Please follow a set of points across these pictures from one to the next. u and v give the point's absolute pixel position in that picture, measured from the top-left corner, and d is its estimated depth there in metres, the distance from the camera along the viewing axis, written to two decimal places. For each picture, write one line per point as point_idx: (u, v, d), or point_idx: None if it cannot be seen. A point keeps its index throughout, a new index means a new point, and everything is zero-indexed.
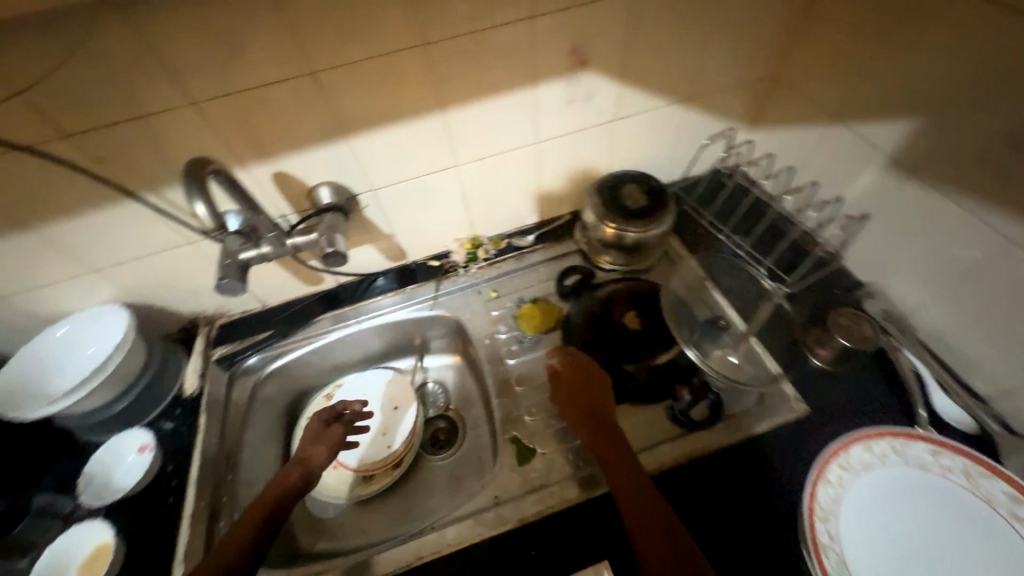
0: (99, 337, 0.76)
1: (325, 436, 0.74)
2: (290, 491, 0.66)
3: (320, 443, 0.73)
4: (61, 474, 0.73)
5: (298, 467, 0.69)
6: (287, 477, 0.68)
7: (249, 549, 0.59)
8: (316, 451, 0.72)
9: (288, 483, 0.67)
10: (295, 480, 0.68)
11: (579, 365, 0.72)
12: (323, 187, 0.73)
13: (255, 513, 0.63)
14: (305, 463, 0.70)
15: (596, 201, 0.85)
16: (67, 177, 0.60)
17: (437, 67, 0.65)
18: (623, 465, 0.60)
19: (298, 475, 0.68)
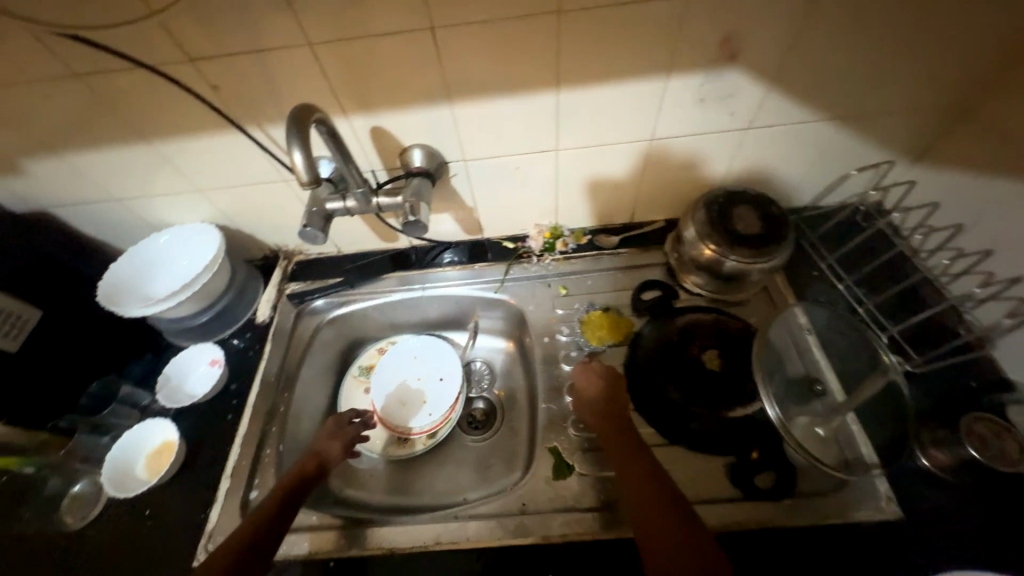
0: (191, 252, 0.81)
1: (342, 432, 0.73)
2: (310, 480, 0.65)
3: (333, 439, 0.72)
4: (145, 367, 0.81)
5: (314, 456, 0.68)
6: (303, 467, 0.66)
7: (266, 532, 0.57)
8: (328, 445, 0.71)
9: (305, 470, 0.65)
10: (312, 468, 0.66)
11: (607, 376, 0.70)
12: (417, 150, 0.70)
13: (272, 499, 0.60)
14: (322, 453, 0.69)
15: (700, 216, 0.76)
16: (185, 100, 0.62)
17: (563, 39, 0.57)
18: (640, 472, 0.58)
19: (314, 463, 0.67)
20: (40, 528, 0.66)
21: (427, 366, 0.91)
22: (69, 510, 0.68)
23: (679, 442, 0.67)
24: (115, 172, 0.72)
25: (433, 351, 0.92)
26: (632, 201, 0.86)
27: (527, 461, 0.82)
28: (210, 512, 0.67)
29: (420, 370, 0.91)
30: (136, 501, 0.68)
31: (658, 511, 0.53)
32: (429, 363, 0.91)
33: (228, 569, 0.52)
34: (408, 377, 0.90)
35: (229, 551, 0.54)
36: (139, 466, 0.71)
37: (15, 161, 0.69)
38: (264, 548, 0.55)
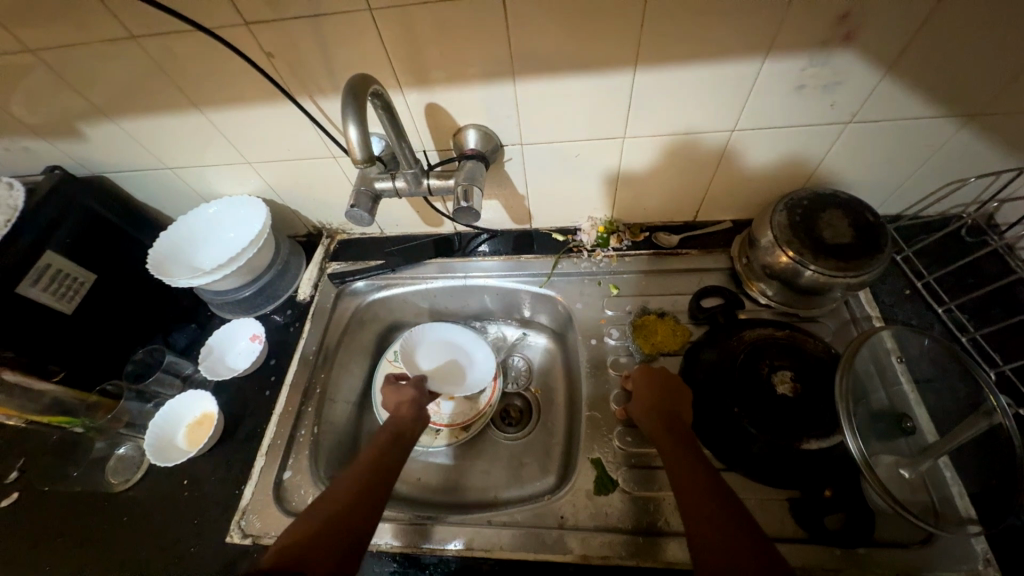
0: (238, 224, 0.80)
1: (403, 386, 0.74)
2: (407, 432, 0.65)
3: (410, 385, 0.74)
4: (189, 337, 0.82)
5: (410, 413, 0.69)
6: (400, 419, 0.67)
7: (376, 475, 0.57)
8: (410, 394, 0.72)
9: (402, 425, 0.66)
10: (409, 424, 0.67)
11: (659, 378, 0.65)
12: (471, 130, 0.65)
13: (382, 441, 0.63)
14: (414, 410, 0.69)
15: (779, 218, 0.68)
16: (239, 67, 0.59)
17: (653, 12, 0.50)
18: (699, 484, 0.53)
19: (411, 421, 0.67)
20: (87, 486, 0.69)
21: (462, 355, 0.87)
22: (115, 471, 0.70)
23: (735, 467, 0.62)
24: (170, 140, 0.72)
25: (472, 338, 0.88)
26: (699, 197, 0.78)
27: (561, 464, 0.78)
28: (243, 489, 0.67)
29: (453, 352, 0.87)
30: (175, 470, 0.69)
31: (727, 535, 0.47)
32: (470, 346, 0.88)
33: (360, 496, 0.54)
34: (441, 354, 0.87)
35: (358, 480, 0.56)
36: (180, 436, 0.72)
37: (75, 125, 0.69)
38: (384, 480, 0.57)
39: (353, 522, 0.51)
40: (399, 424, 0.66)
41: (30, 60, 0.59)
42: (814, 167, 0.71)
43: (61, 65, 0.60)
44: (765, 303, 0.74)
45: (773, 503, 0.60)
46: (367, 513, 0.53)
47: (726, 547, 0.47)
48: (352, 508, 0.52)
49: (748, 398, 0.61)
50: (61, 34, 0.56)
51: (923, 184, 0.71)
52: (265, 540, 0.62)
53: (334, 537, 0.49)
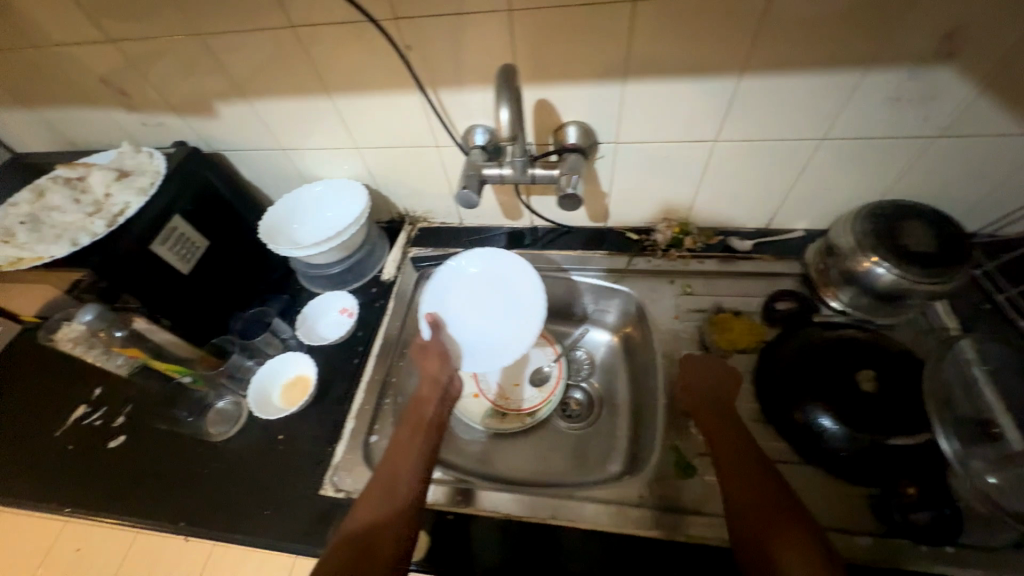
0: (336, 203, 0.86)
1: (429, 353, 0.75)
2: (436, 409, 0.69)
3: (430, 356, 0.75)
4: (283, 304, 0.86)
5: (432, 397, 0.70)
6: (423, 395, 0.70)
7: (403, 475, 0.59)
8: (436, 367, 0.74)
9: (426, 412, 0.68)
10: (431, 411, 0.69)
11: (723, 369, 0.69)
12: (572, 127, 0.70)
13: (412, 422, 0.67)
14: (435, 397, 0.70)
15: (859, 226, 0.71)
16: (376, 57, 0.65)
17: (766, 23, 0.55)
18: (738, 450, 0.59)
19: (433, 410, 0.69)
20: (189, 433, 0.73)
21: (500, 304, 0.82)
22: (212, 422, 0.75)
23: (814, 462, 0.65)
24: (291, 123, 0.79)
25: (512, 280, 0.82)
26: (775, 205, 0.82)
27: (626, 457, 0.81)
28: (334, 448, 0.70)
29: (489, 298, 0.83)
30: (270, 425, 0.73)
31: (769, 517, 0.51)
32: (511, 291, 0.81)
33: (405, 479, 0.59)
34: (486, 297, 0.83)
35: (399, 463, 0.61)
36: (276, 394, 0.76)
37: (212, 105, 0.77)
38: (423, 459, 0.62)
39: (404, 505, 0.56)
40: (423, 404, 0.69)
41: (194, 42, 0.67)
42: (896, 179, 0.73)
43: (220, 47, 0.67)
44: (836, 307, 0.77)
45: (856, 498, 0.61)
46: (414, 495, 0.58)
47: (767, 527, 0.50)
48: (400, 489, 0.58)
49: (829, 394, 0.63)
50: (230, 20, 0.63)
51: (1004, 203, 0.73)
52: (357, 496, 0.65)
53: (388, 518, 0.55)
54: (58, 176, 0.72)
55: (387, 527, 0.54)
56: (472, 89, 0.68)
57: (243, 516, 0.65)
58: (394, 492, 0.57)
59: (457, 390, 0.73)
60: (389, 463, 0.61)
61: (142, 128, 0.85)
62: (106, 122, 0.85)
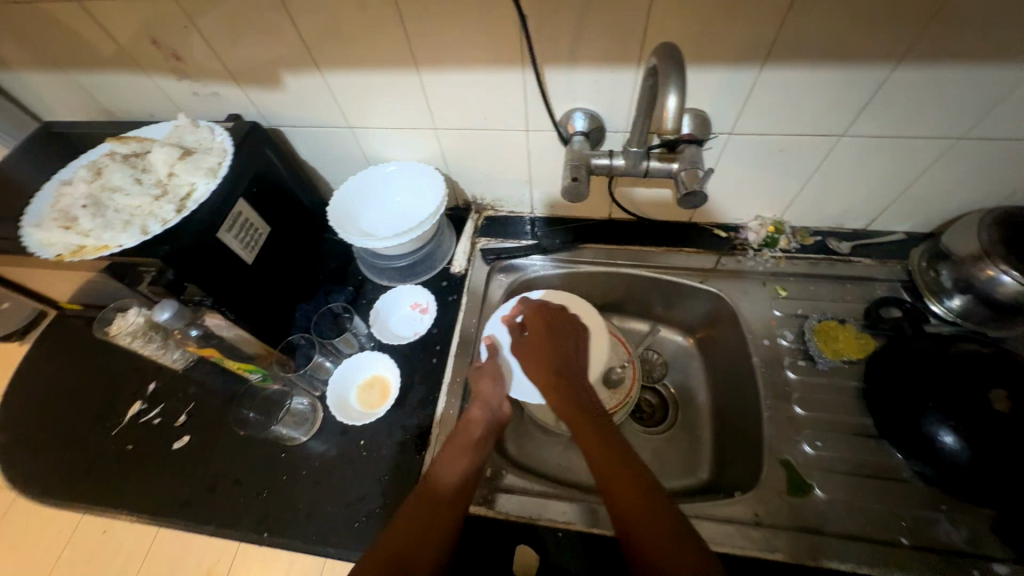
0: (408, 190, 0.80)
1: (488, 373, 0.68)
2: (485, 433, 0.63)
3: (483, 376, 0.68)
4: (349, 296, 0.80)
5: (481, 420, 0.64)
6: (473, 415, 0.64)
7: (442, 500, 0.56)
8: (489, 386, 0.67)
9: (472, 435, 0.62)
10: (479, 434, 0.63)
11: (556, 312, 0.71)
12: (687, 116, 0.63)
13: (460, 441, 0.62)
14: (484, 419, 0.64)
15: (986, 235, 0.65)
16: (484, 29, 0.58)
17: (948, 7, 0.49)
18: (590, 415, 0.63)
19: (480, 431, 0.63)
20: (263, 436, 0.69)
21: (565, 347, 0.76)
22: (286, 423, 0.70)
23: (934, 482, 0.62)
24: (367, 99, 0.71)
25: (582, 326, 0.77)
26: (883, 206, 0.76)
27: (713, 465, 0.78)
28: (423, 456, 0.65)
29: None
30: (349, 430, 0.68)
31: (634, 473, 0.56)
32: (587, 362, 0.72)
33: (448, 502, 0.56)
34: None
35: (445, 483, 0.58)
36: (354, 397, 0.71)
37: (279, 75, 0.69)
38: (466, 483, 0.58)
39: (445, 527, 0.54)
40: (472, 426, 0.63)
41: (271, 3, 0.59)
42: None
43: (301, 9, 0.59)
44: (941, 315, 0.73)
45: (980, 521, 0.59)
46: (452, 519, 0.55)
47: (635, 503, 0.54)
48: (440, 510, 0.55)
49: (963, 414, 0.59)
50: None
51: None
52: None
53: (428, 537, 0.53)
54: (112, 151, 0.65)
55: (423, 560, 0.52)
56: (585, 68, 0.61)
57: (333, 528, 0.61)
58: (438, 511, 0.55)
59: (508, 414, 0.66)
60: (433, 482, 0.58)
61: (193, 99, 0.76)
62: (151, 90, 0.76)
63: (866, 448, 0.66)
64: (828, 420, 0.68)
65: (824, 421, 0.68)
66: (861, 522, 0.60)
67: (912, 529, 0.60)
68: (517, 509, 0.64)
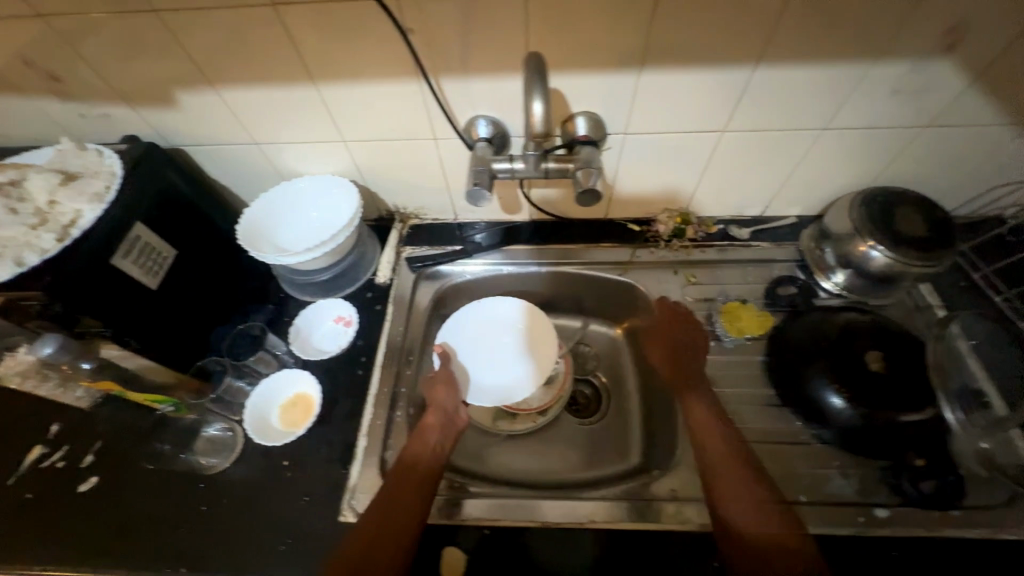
0: (322, 204, 0.79)
1: (443, 380, 0.73)
2: (440, 436, 0.66)
3: (437, 385, 0.72)
4: (269, 315, 0.79)
5: (436, 426, 0.67)
6: (428, 420, 0.67)
7: (404, 506, 0.58)
8: (443, 392, 0.71)
9: (429, 440, 0.65)
10: (435, 439, 0.65)
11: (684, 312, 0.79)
12: (581, 118, 0.67)
13: (417, 448, 0.64)
14: (439, 424, 0.67)
15: (857, 214, 0.73)
16: (375, 42, 0.59)
17: (787, 11, 0.55)
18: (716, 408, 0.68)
19: (437, 437, 0.66)
20: (178, 468, 0.66)
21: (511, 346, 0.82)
22: (204, 451, 0.67)
23: (826, 441, 0.67)
24: (268, 114, 0.70)
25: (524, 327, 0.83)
26: (773, 194, 0.83)
27: (642, 448, 0.81)
28: (349, 469, 0.65)
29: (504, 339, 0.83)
30: (271, 451, 0.67)
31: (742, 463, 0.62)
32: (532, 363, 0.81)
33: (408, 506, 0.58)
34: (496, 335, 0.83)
35: (403, 487, 0.59)
36: (274, 417, 0.70)
37: (172, 93, 0.67)
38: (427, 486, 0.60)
39: (401, 528, 0.56)
40: (428, 430, 0.66)
41: (150, 21, 0.58)
42: (885, 166, 0.77)
43: (183, 26, 0.58)
44: (830, 289, 0.80)
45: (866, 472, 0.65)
46: (411, 521, 0.57)
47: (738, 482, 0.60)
48: (398, 513, 0.57)
49: (842, 377, 0.65)
50: None
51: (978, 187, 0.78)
52: None
53: (384, 540, 0.55)
54: None
55: (381, 561, 0.53)
56: (479, 77, 0.63)
57: (255, 554, 0.59)
58: (395, 514, 0.57)
59: (463, 420, 0.69)
60: (391, 490, 0.59)
61: (82, 121, 0.73)
62: (32, 114, 0.72)
63: (770, 418, 0.71)
64: (735, 394, 0.73)
65: (733, 396, 0.73)
66: None
67: (810, 487, 0.64)
68: (470, 510, 0.64)
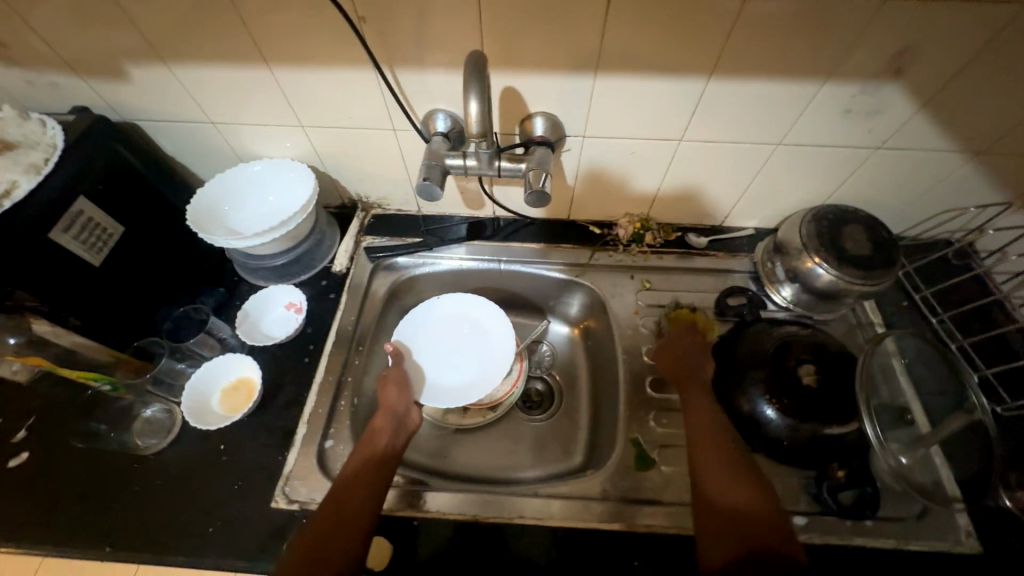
0: (281, 189, 0.79)
1: (393, 379, 0.71)
2: (390, 436, 0.64)
3: (389, 385, 0.70)
4: (219, 299, 0.78)
5: (386, 428, 0.64)
6: (377, 424, 0.65)
7: (350, 509, 0.55)
8: (395, 394, 0.69)
9: (379, 443, 0.62)
10: (385, 442, 0.63)
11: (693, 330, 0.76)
12: (539, 118, 0.67)
13: (366, 451, 0.61)
14: (389, 427, 0.65)
15: (809, 228, 0.74)
16: (328, 28, 0.58)
17: (739, 26, 0.55)
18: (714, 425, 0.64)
19: (387, 440, 0.63)
20: (112, 448, 0.66)
21: (470, 346, 0.83)
22: (141, 433, 0.67)
23: (757, 450, 0.69)
24: (224, 94, 0.69)
25: (486, 326, 0.83)
26: (731, 205, 0.84)
27: (587, 447, 0.82)
28: (286, 456, 0.65)
29: (465, 338, 0.83)
30: (209, 434, 0.67)
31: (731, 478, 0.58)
32: (488, 361, 0.81)
33: (359, 510, 0.55)
34: (457, 334, 0.83)
35: (351, 490, 0.57)
36: (214, 401, 0.70)
37: (122, 66, 0.66)
38: (378, 487, 0.58)
39: (350, 529, 0.53)
40: (377, 434, 0.64)
41: None
42: (838, 185, 0.78)
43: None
44: (779, 302, 0.81)
45: (791, 481, 0.68)
46: (362, 521, 0.54)
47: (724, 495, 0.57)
48: (347, 515, 0.54)
49: (776, 388, 0.66)
50: None
51: (926, 210, 0.81)
52: (314, 507, 0.61)
53: (332, 543, 0.52)
54: None
55: (331, 562, 0.51)
56: (434, 71, 0.62)
57: (182, 536, 0.59)
58: (343, 516, 0.54)
59: (415, 422, 0.67)
60: (340, 495, 0.56)
61: (29, 89, 0.71)
62: None
63: None
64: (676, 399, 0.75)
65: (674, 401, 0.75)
66: None
67: None
68: (432, 502, 0.65)
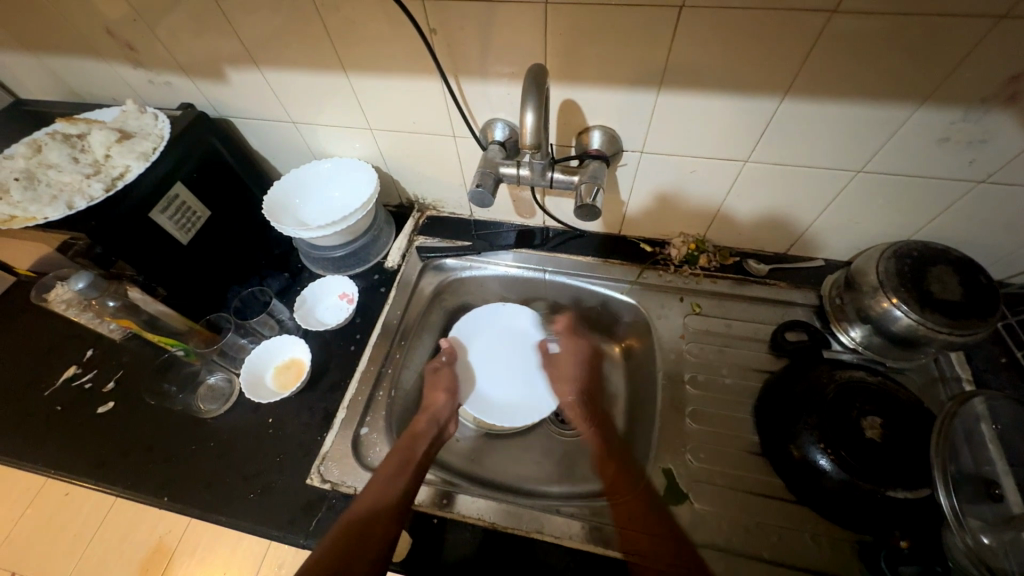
0: (347, 186, 0.84)
1: (438, 385, 0.78)
2: (430, 438, 0.69)
3: (438, 391, 0.77)
4: (282, 283, 0.85)
5: (427, 434, 0.69)
6: (417, 428, 0.70)
7: (383, 509, 0.56)
8: (439, 401, 0.75)
9: (416, 447, 0.66)
10: (423, 448, 0.66)
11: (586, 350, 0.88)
12: (597, 131, 0.67)
13: (403, 451, 0.65)
14: (429, 433, 0.69)
15: (888, 266, 0.67)
16: (400, 39, 0.61)
17: (820, 44, 0.51)
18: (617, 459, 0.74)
19: (425, 445, 0.67)
20: (179, 408, 0.73)
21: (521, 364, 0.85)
22: (204, 398, 0.75)
23: (806, 502, 0.63)
24: (305, 97, 0.75)
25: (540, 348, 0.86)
26: (798, 232, 0.79)
27: None
28: (324, 437, 0.69)
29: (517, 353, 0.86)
30: (260, 407, 0.72)
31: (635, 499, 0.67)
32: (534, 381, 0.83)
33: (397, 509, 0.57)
34: (510, 347, 0.86)
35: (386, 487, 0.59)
36: (267, 377, 0.75)
37: (223, 70, 0.73)
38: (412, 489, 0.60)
39: (383, 526, 0.55)
40: (417, 435, 0.68)
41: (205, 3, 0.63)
42: (930, 219, 0.70)
43: (232, 11, 0.63)
44: (846, 344, 0.74)
45: (841, 543, 0.61)
46: (395, 519, 0.56)
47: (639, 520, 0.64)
48: (382, 512, 0.56)
49: (831, 438, 0.60)
50: None
51: None
52: (343, 490, 0.64)
53: (369, 536, 0.53)
54: (55, 131, 0.71)
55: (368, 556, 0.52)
56: (497, 81, 0.64)
57: (226, 498, 0.64)
58: (376, 514, 0.55)
59: (449, 430, 0.73)
60: (375, 492, 0.58)
61: (148, 86, 0.81)
62: (109, 76, 0.81)
63: (749, 464, 0.68)
64: (716, 434, 0.71)
65: (713, 435, 0.70)
66: (727, 535, 0.62)
67: (776, 544, 0.61)
68: (467, 505, 0.65)
